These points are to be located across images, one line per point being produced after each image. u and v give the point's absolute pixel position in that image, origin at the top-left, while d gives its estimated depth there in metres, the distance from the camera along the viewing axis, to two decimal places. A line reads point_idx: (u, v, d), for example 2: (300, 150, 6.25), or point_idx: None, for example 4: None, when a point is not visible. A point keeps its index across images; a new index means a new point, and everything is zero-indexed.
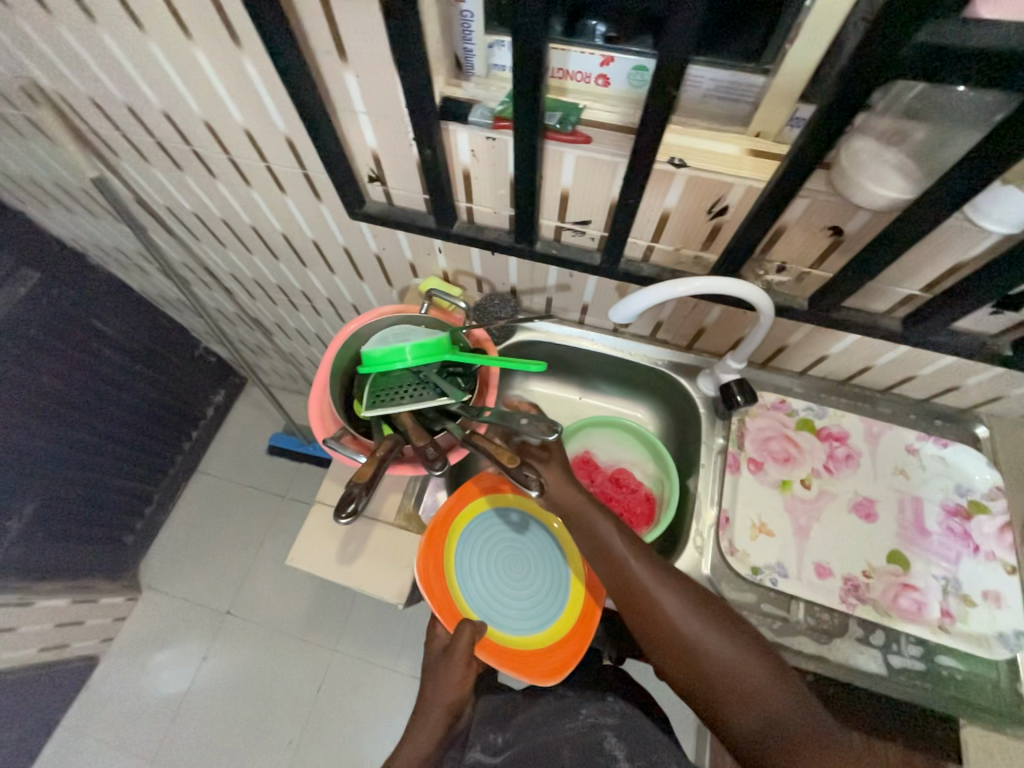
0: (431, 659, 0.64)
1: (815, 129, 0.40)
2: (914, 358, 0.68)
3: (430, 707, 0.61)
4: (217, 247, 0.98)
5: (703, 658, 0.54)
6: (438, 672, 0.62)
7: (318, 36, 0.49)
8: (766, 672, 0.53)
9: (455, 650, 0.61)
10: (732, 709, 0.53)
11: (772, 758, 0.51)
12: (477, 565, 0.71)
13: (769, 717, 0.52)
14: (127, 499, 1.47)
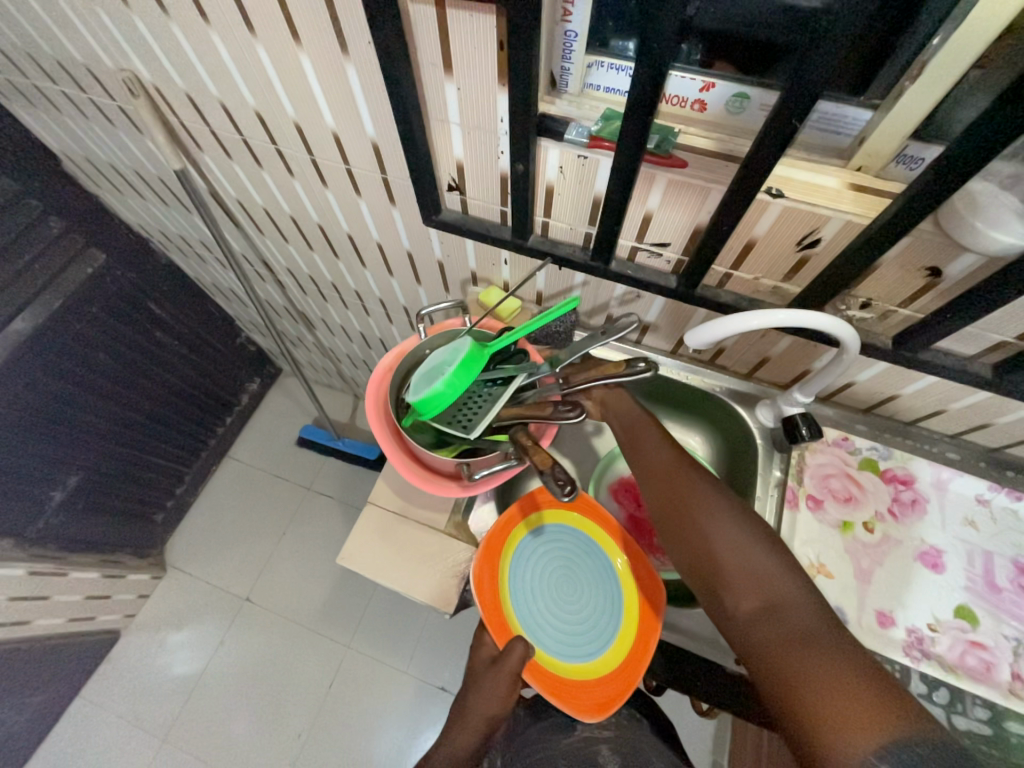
0: (479, 667, 0.66)
1: (945, 168, 0.38)
2: (995, 406, 0.65)
3: (471, 715, 0.65)
4: (279, 241, 1.01)
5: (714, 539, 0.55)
6: (483, 688, 0.63)
7: (426, 48, 0.50)
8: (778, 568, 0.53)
9: (503, 668, 0.62)
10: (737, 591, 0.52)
11: (768, 647, 0.49)
12: (532, 577, 0.69)
13: (775, 602, 0.50)
14: (161, 478, 1.50)
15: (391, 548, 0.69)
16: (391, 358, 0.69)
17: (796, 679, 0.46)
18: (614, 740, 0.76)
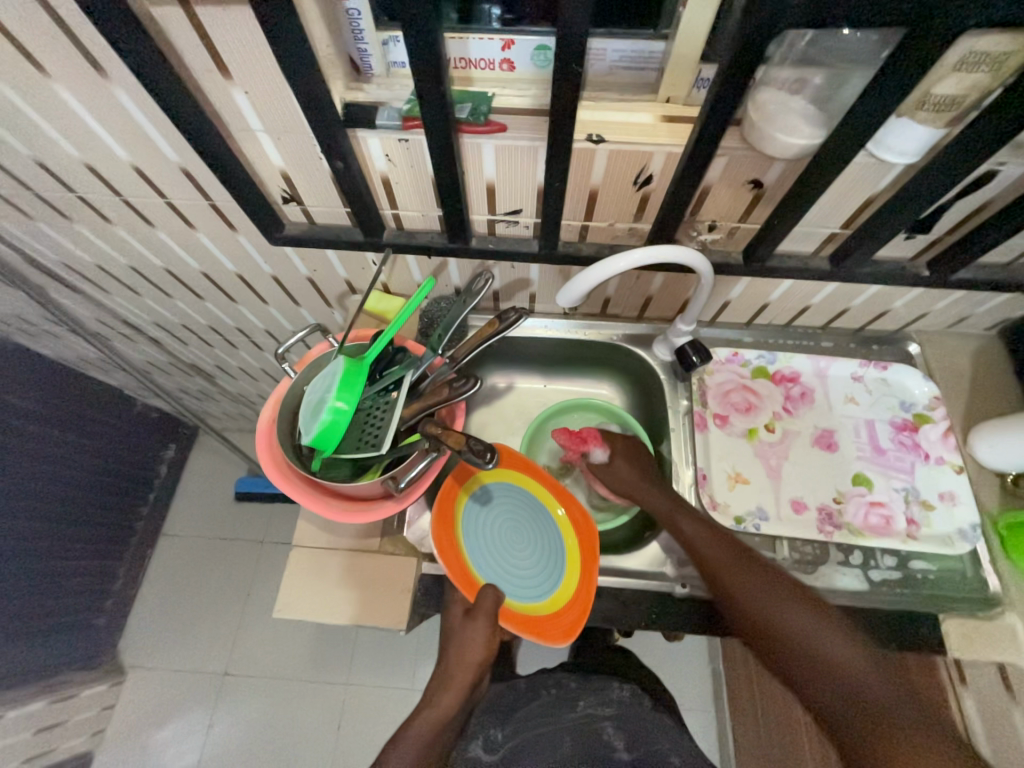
0: (452, 624, 0.61)
1: (723, 86, 0.40)
2: (846, 292, 0.71)
3: (455, 669, 0.59)
4: (132, 295, 0.90)
5: (747, 605, 0.58)
6: (459, 640, 0.59)
7: (193, 55, 0.45)
8: (810, 620, 0.56)
9: (481, 609, 0.60)
10: (790, 660, 0.55)
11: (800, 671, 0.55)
12: (485, 534, 0.69)
13: (830, 663, 0.54)
14: (89, 580, 1.35)
15: (330, 583, 0.67)
16: (270, 411, 0.64)
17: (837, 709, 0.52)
18: (615, 718, 0.74)
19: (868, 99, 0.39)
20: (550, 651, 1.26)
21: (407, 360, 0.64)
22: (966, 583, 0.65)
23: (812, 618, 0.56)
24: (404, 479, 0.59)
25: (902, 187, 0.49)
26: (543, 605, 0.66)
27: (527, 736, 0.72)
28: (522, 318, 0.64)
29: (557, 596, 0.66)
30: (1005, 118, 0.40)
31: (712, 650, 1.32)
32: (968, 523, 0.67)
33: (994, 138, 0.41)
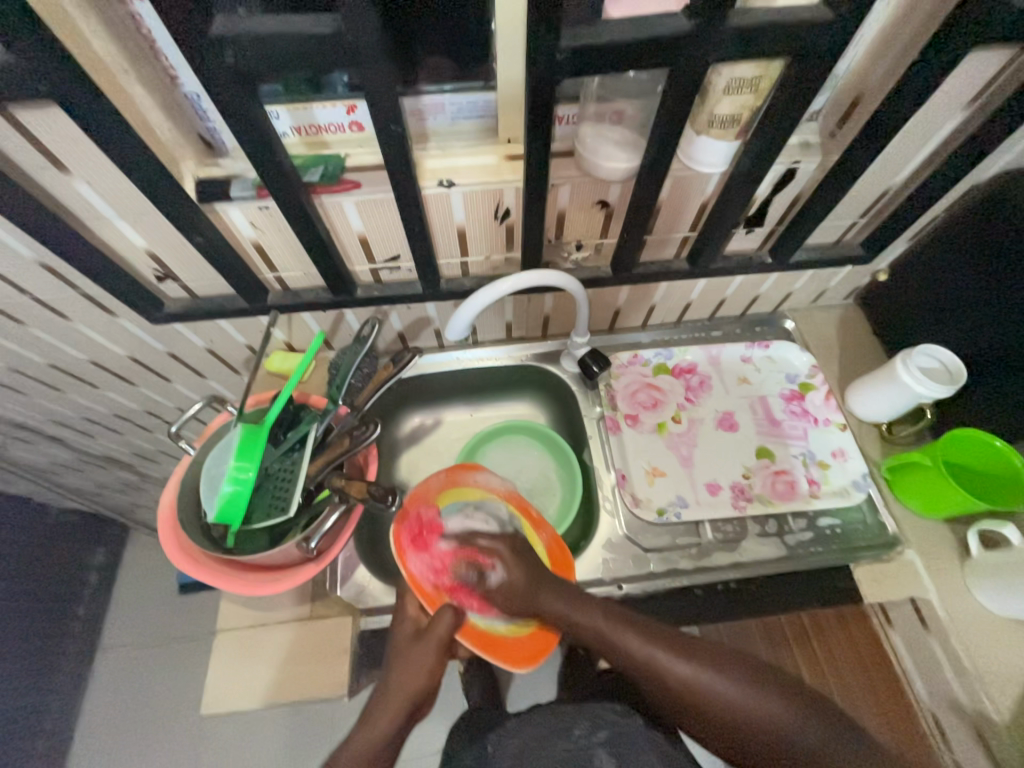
0: (404, 642, 0.60)
1: (533, 129, 0.44)
2: (717, 285, 0.79)
3: (394, 691, 0.55)
4: (20, 397, 0.85)
5: (705, 705, 0.52)
6: (411, 656, 0.57)
7: (24, 156, 0.45)
8: (744, 686, 0.52)
9: (435, 632, 0.58)
10: (744, 742, 0.51)
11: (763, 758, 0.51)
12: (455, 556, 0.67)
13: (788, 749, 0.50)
14: (11, 721, 1.19)
15: (263, 662, 0.65)
16: (171, 492, 0.61)
17: None
18: (608, 742, 0.68)
19: (658, 125, 0.45)
20: None
21: (310, 415, 0.64)
22: (870, 530, 0.71)
23: (751, 689, 0.51)
24: (316, 538, 0.57)
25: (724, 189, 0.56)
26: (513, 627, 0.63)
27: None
28: (417, 357, 0.66)
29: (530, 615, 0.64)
30: (773, 128, 0.47)
31: None
32: (860, 474, 0.73)
33: (772, 145, 0.48)
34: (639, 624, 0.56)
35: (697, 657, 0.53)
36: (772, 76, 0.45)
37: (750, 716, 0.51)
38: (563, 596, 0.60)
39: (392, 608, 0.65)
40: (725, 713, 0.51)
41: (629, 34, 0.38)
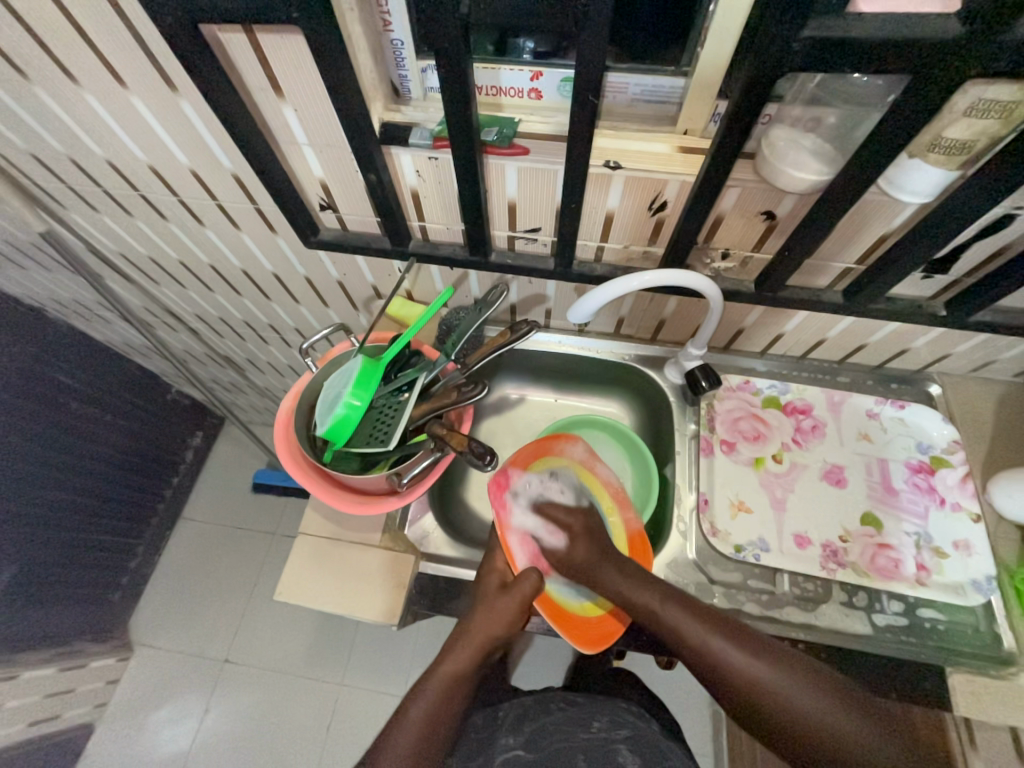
0: (484, 590, 0.65)
1: (731, 121, 0.42)
2: (863, 327, 0.71)
3: (473, 634, 0.63)
4: (178, 288, 0.98)
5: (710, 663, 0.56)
6: (489, 610, 0.63)
7: (252, 75, 0.50)
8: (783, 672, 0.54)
9: (518, 591, 0.64)
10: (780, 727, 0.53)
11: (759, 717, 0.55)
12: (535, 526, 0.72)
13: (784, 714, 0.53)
14: (110, 555, 1.41)
15: (329, 574, 0.69)
16: (289, 403, 0.68)
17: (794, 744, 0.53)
18: (630, 740, 0.69)
19: (872, 139, 0.41)
20: (550, 672, 1.26)
21: (422, 363, 0.68)
22: (977, 638, 0.62)
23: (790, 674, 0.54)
24: (407, 477, 0.61)
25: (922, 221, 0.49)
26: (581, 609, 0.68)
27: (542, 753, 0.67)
28: (532, 331, 0.67)
29: (600, 601, 0.68)
30: (1016, 164, 0.40)
31: None
32: (983, 575, 0.64)
33: (1004, 184, 0.42)
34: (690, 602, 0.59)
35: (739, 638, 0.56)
36: None
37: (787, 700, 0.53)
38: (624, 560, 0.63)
39: (447, 562, 0.70)
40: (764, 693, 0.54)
41: (880, 32, 0.34)
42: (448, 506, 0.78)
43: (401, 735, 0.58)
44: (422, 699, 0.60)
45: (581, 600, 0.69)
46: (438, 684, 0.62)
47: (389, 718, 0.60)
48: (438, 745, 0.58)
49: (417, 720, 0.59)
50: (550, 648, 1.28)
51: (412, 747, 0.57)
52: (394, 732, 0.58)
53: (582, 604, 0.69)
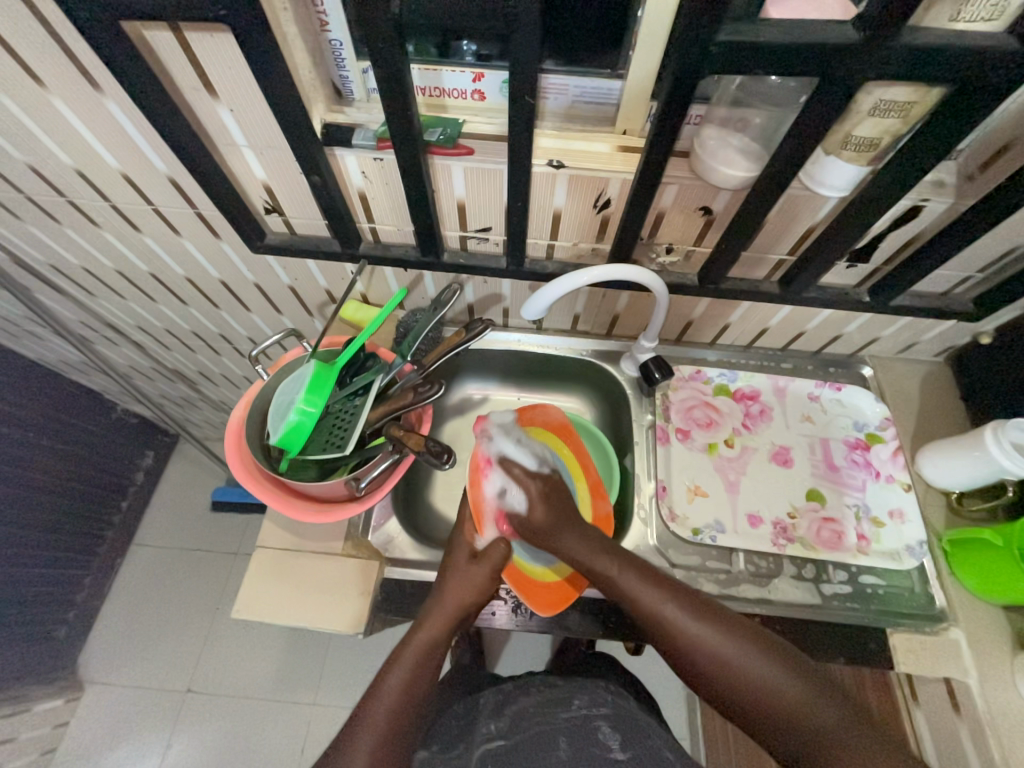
0: (457, 558, 0.65)
1: (660, 122, 0.44)
2: (800, 316, 0.76)
3: (445, 603, 0.62)
4: (117, 299, 0.92)
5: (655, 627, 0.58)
6: (462, 575, 0.63)
7: (183, 75, 0.49)
8: (777, 667, 0.54)
9: (484, 560, 0.65)
10: (775, 728, 0.52)
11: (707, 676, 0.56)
12: None
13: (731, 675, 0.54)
14: (53, 589, 1.31)
15: (291, 585, 0.67)
16: (240, 411, 0.66)
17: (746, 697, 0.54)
18: (611, 717, 0.68)
19: (790, 137, 0.44)
20: (526, 667, 1.27)
21: (378, 366, 0.67)
22: (914, 599, 0.67)
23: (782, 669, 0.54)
24: (366, 480, 0.61)
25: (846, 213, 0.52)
26: (542, 572, 0.70)
27: (521, 737, 0.66)
28: (488, 329, 0.67)
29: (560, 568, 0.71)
30: (915, 159, 0.44)
31: None
32: (916, 540, 0.69)
33: (906, 179, 0.46)
34: (684, 595, 0.59)
35: (727, 630, 0.56)
36: (927, 102, 0.43)
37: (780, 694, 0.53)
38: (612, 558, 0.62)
39: (413, 565, 0.70)
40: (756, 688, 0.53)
41: (785, 37, 0.37)
42: (411, 510, 0.77)
43: (377, 713, 0.55)
44: (396, 675, 0.58)
45: (544, 566, 0.71)
46: (412, 651, 0.59)
47: (365, 692, 0.57)
48: (414, 719, 0.56)
49: (394, 693, 0.57)
50: (526, 644, 1.29)
51: (386, 721, 0.55)
52: (370, 707, 0.56)
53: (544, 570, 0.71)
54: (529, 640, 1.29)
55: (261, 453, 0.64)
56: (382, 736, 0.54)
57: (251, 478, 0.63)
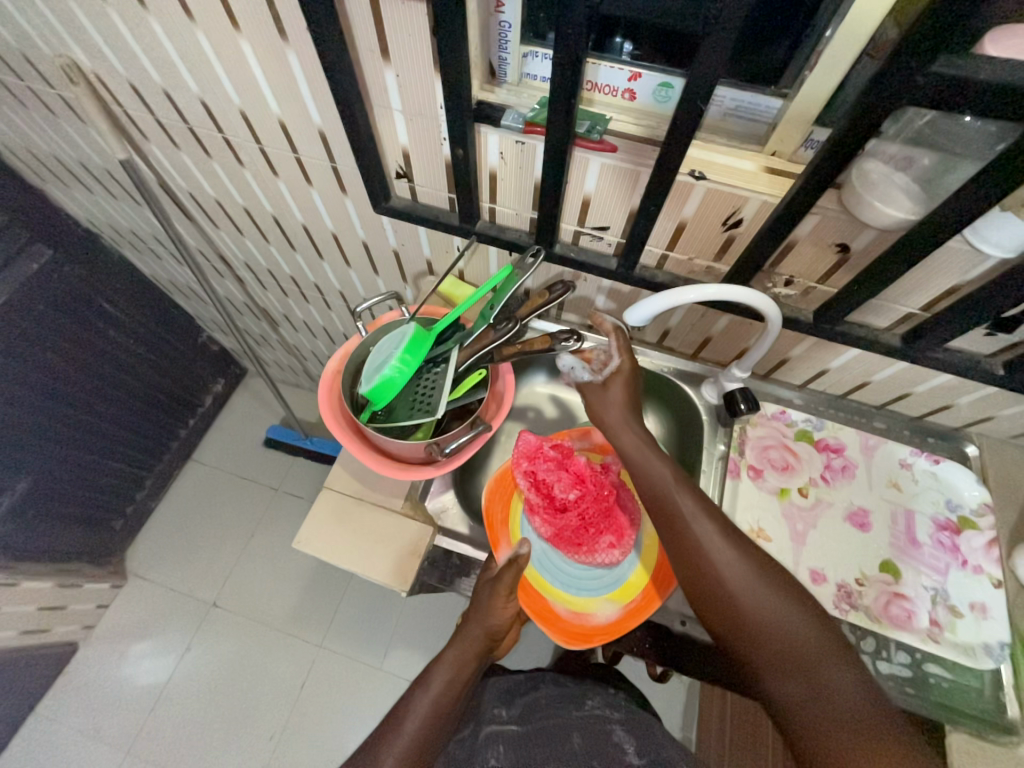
0: (478, 587, 0.66)
1: (830, 152, 0.42)
2: (911, 376, 0.71)
3: (472, 629, 0.64)
4: (235, 234, 0.99)
5: (706, 560, 0.55)
6: (484, 604, 0.64)
7: (364, 36, 0.52)
8: (829, 653, 0.51)
9: (502, 583, 0.62)
10: (794, 686, 0.50)
11: (745, 621, 0.53)
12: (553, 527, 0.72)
13: (774, 630, 0.52)
14: (119, 484, 1.44)
15: (349, 529, 0.71)
16: (338, 360, 0.69)
17: (779, 651, 0.51)
18: (624, 723, 0.68)
19: (974, 184, 0.41)
20: (531, 661, 1.27)
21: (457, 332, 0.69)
22: (981, 702, 0.62)
23: (834, 648, 0.51)
24: (449, 446, 0.63)
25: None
26: (637, 581, 0.69)
27: (533, 726, 0.67)
28: (569, 294, 0.67)
29: (584, 604, 0.68)
30: None
31: (689, 715, 1.27)
32: (996, 640, 0.63)
33: None
34: (747, 550, 0.56)
35: (782, 589, 0.54)
36: None
37: (820, 672, 0.50)
38: (669, 473, 0.60)
39: (461, 540, 0.71)
40: (789, 648, 0.51)
41: (1007, 81, 0.34)
42: (466, 485, 0.79)
43: (408, 721, 0.59)
44: (429, 694, 0.62)
45: (571, 595, 0.69)
46: (444, 675, 0.63)
47: (400, 701, 0.62)
48: (440, 738, 0.59)
49: (422, 707, 0.61)
50: (533, 642, 1.29)
51: (416, 729, 0.59)
52: (403, 717, 0.60)
53: (568, 600, 0.69)
54: (537, 638, 1.29)
55: (351, 397, 0.68)
56: (408, 745, 0.57)
57: (340, 422, 0.67)
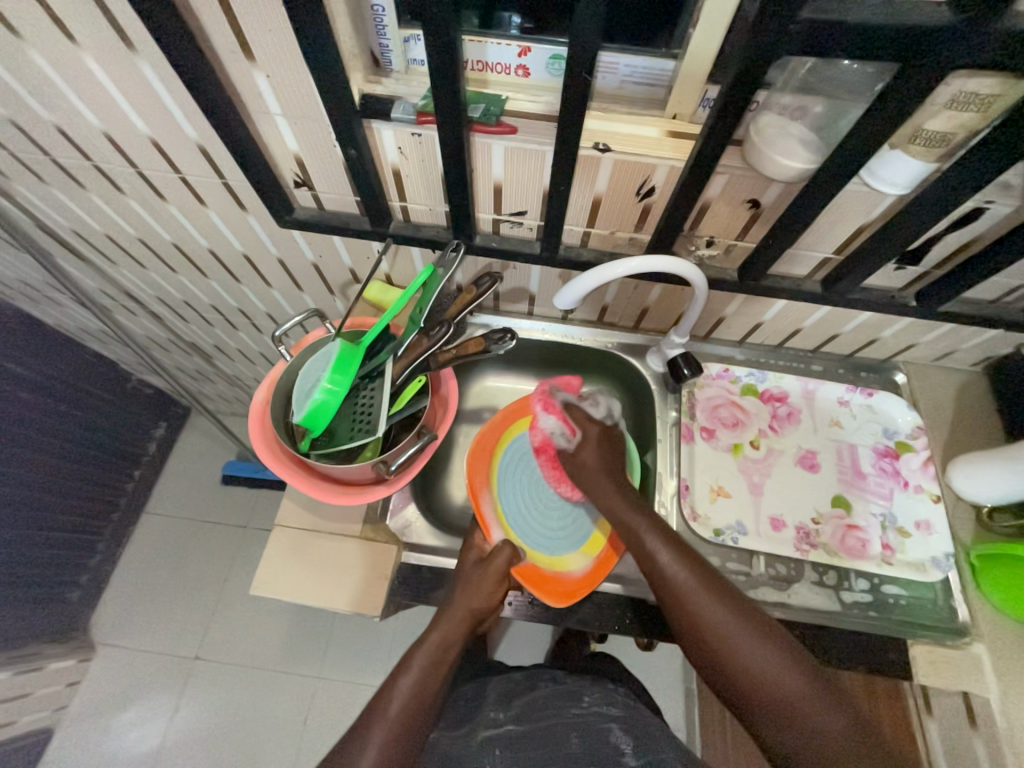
0: (466, 565, 0.66)
1: (723, 109, 0.42)
2: (837, 318, 0.73)
3: (456, 608, 0.62)
4: (138, 269, 0.91)
5: (685, 611, 0.56)
6: (473, 581, 0.63)
7: (221, 38, 0.47)
8: (815, 697, 0.51)
9: (494, 565, 0.65)
10: (784, 729, 0.51)
11: (731, 670, 0.53)
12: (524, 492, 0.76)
13: (759, 677, 0.52)
14: (66, 553, 1.33)
15: (308, 565, 0.68)
16: (264, 393, 0.65)
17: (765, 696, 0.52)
18: (621, 720, 0.68)
19: (861, 126, 0.41)
20: (528, 651, 1.28)
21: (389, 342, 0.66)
22: (936, 612, 0.66)
23: (819, 688, 0.51)
24: (395, 462, 0.61)
25: (917, 195, 0.48)
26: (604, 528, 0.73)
27: (530, 726, 0.67)
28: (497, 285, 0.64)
29: (560, 560, 0.71)
30: (988, 158, 0.42)
31: (688, 669, 1.32)
32: (942, 552, 0.67)
33: (976, 178, 0.43)
34: (724, 594, 0.56)
35: (765, 635, 0.53)
36: (1011, 97, 0.40)
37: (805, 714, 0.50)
38: (643, 523, 0.61)
39: (428, 551, 0.69)
40: (776, 693, 0.51)
41: (873, 20, 0.34)
42: (427, 494, 0.77)
43: (389, 707, 0.56)
44: (411, 676, 0.58)
45: (548, 554, 0.72)
46: (427, 656, 0.60)
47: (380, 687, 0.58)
48: (424, 722, 0.56)
49: (403, 691, 0.57)
50: (528, 632, 1.30)
51: (398, 715, 0.55)
52: (384, 701, 0.56)
53: (547, 559, 0.71)
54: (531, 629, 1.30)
55: (285, 429, 0.64)
56: (392, 729, 0.54)
57: (276, 457, 0.63)
